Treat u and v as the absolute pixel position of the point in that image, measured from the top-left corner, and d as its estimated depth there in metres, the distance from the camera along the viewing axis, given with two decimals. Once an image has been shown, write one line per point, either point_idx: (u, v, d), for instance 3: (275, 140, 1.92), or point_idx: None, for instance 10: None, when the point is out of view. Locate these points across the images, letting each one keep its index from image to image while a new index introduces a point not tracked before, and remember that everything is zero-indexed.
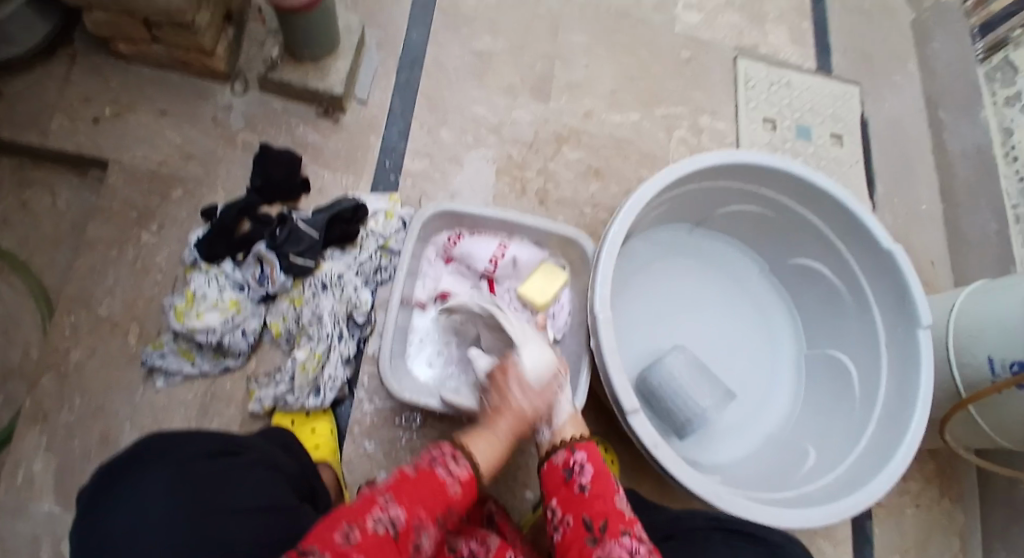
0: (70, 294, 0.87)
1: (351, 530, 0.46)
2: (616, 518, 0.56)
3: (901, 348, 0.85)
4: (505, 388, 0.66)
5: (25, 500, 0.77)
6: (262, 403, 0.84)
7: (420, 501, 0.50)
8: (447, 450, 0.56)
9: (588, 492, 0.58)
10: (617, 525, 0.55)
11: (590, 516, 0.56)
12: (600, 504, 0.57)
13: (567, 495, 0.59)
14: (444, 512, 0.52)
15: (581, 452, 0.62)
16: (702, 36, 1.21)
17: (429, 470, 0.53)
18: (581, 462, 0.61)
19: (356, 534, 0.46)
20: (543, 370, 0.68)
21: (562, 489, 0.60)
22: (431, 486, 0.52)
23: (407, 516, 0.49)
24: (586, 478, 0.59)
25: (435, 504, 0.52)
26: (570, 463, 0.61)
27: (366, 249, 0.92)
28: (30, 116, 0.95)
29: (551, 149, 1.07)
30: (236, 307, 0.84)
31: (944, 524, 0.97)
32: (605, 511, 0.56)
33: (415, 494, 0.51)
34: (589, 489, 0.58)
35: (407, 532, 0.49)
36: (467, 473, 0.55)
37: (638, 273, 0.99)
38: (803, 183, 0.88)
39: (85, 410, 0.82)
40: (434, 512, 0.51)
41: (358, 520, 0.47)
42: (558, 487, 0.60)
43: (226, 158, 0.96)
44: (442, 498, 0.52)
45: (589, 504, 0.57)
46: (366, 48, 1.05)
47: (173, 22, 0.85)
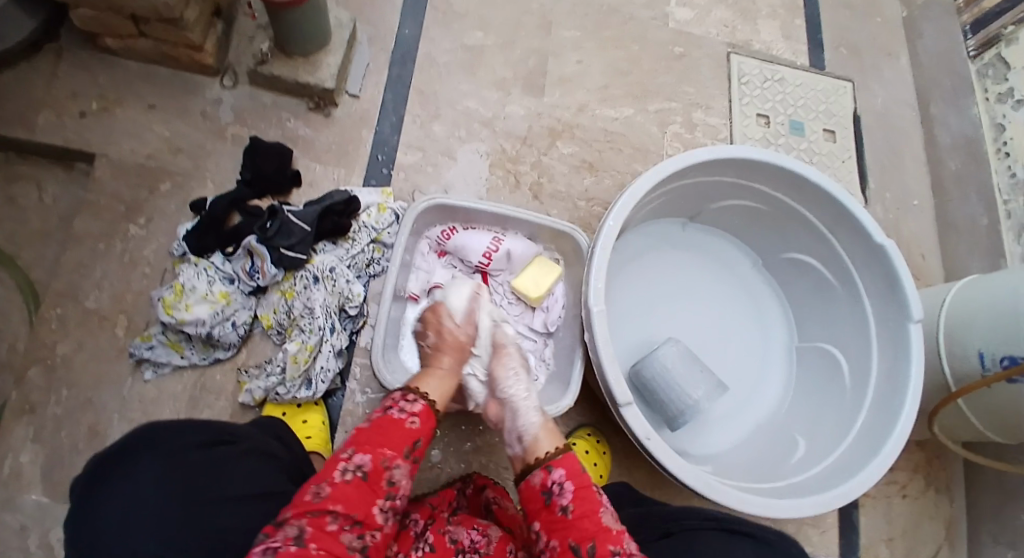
0: (57, 287, 0.85)
1: (320, 487, 0.49)
2: (604, 538, 0.53)
3: (892, 340, 0.85)
4: (437, 323, 0.76)
5: (12, 493, 0.76)
6: (252, 394, 0.83)
7: (383, 443, 0.53)
8: (398, 394, 0.59)
9: (572, 514, 0.55)
10: (606, 544, 0.53)
11: (577, 541, 0.54)
12: (586, 524, 0.54)
13: (549, 518, 0.56)
14: (411, 445, 0.55)
15: (559, 469, 0.57)
16: (695, 32, 1.21)
17: (384, 415, 0.56)
18: (560, 481, 0.57)
19: (326, 489, 0.49)
20: (464, 299, 0.79)
21: (543, 512, 0.56)
22: (390, 428, 0.55)
23: (372, 459, 0.52)
24: (568, 498, 0.55)
25: (400, 440, 0.54)
26: (548, 483, 0.57)
27: (359, 242, 0.91)
28: (16, 108, 0.93)
29: (544, 143, 1.07)
30: (226, 299, 0.83)
31: (930, 513, 0.98)
32: (592, 533, 0.54)
33: (375, 438, 0.54)
34: (573, 511, 0.55)
35: (377, 473, 0.52)
36: (422, 408, 0.58)
37: (632, 266, 0.99)
38: (796, 176, 0.88)
39: (74, 402, 0.81)
40: (400, 448, 0.54)
41: (324, 477, 0.50)
42: (539, 510, 0.57)
43: (216, 151, 0.95)
44: (403, 433, 0.55)
45: (574, 527, 0.54)
46: (358, 41, 1.05)
47: (160, 17, 0.85)
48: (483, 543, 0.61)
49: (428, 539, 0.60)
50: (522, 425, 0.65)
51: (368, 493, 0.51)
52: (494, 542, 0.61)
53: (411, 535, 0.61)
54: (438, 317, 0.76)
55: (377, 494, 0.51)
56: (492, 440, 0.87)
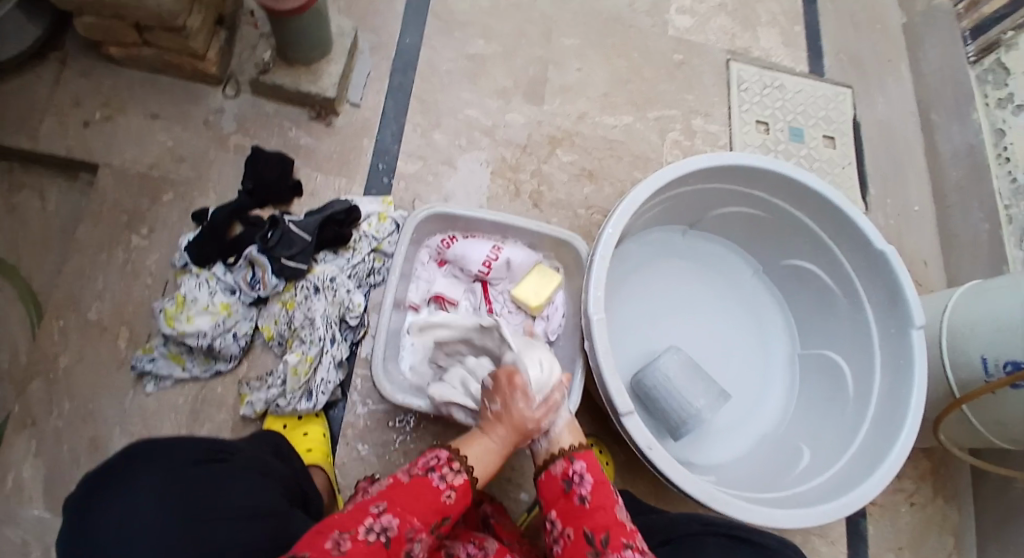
0: (59, 298, 0.86)
1: (342, 538, 0.45)
2: (618, 531, 0.55)
3: (894, 346, 0.85)
4: (509, 397, 0.63)
5: (13, 506, 0.76)
6: (253, 407, 0.83)
7: (413, 509, 0.50)
8: (443, 456, 0.55)
9: (589, 503, 0.57)
10: (619, 537, 0.54)
11: (591, 530, 0.55)
12: (602, 516, 0.56)
13: (566, 507, 0.58)
14: (437, 521, 0.52)
15: (580, 461, 0.60)
16: (695, 39, 1.21)
17: (423, 477, 0.53)
18: (580, 472, 0.59)
19: (347, 542, 0.45)
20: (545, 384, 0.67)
21: (561, 501, 0.58)
22: (425, 494, 0.52)
23: (400, 525, 0.49)
24: (586, 489, 0.58)
25: (429, 513, 0.51)
26: (570, 472, 0.59)
27: (359, 251, 0.91)
28: (19, 120, 0.94)
29: (544, 151, 1.07)
30: (227, 311, 0.83)
31: (938, 523, 0.97)
32: (606, 524, 0.55)
33: (410, 502, 0.51)
34: (590, 501, 0.57)
35: (399, 542, 0.49)
36: (462, 482, 0.55)
37: (632, 274, 0.99)
38: (796, 184, 0.88)
39: (75, 414, 0.81)
40: (428, 522, 0.51)
41: (349, 528, 0.46)
42: (557, 499, 0.59)
43: (217, 161, 0.96)
44: (436, 508, 0.52)
45: (590, 517, 0.56)
46: (360, 52, 1.05)
47: (164, 26, 0.86)
48: None
49: None
50: (549, 421, 0.65)
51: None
52: (493, 553, 0.61)
53: None
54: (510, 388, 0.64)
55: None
56: None
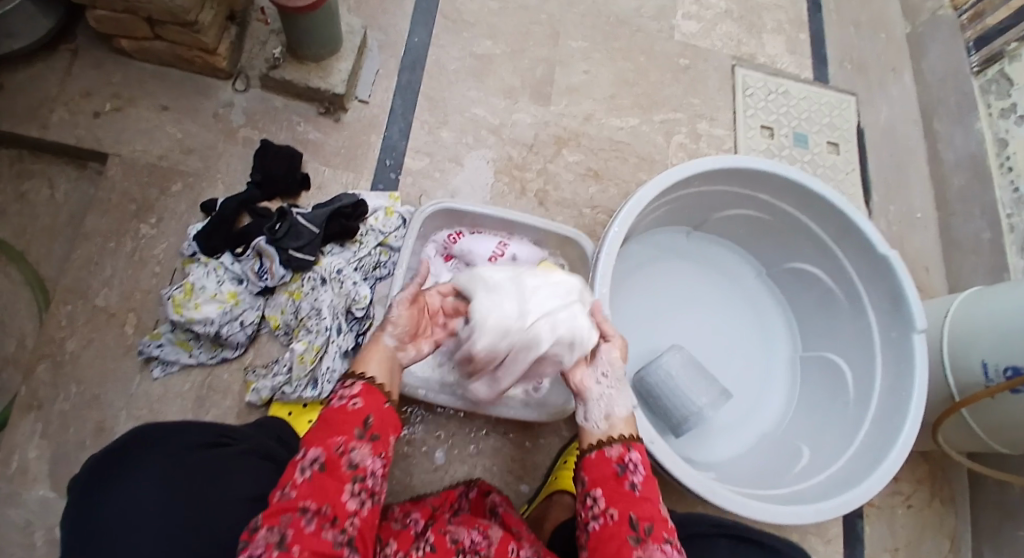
0: (67, 284, 0.86)
1: (285, 490, 0.48)
2: (661, 525, 0.54)
3: (895, 350, 0.85)
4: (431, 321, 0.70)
5: (17, 488, 0.76)
6: (259, 394, 0.83)
7: (331, 431, 0.51)
8: (336, 385, 0.56)
9: (639, 492, 0.55)
10: (661, 531, 0.54)
11: (637, 516, 0.54)
12: (649, 507, 0.55)
13: (616, 489, 0.56)
14: (362, 426, 0.52)
15: (636, 452, 0.59)
16: (701, 44, 1.22)
17: (328, 407, 0.54)
18: (636, 461, 0.58)
19: (292, 490, 0.48)
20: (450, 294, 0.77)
21: (610, 482, 0.57)
22: (332, 416, 0.53)
23: (324, 449, 0.50)
24: (638, 478, 0.57)
25: (346, 423, 0.52)
26: (624, 459, 0.58)
27: (366, 245, 0.91)
28: (32, 108, 0.95)
29: (550, 150, 1.08)
30: (235, 299, 0.84)
31: (934, 526, 0.97)
32: (651, 515, 0.54)
33: (323, 430, 0.51)
34: (640, 490, 0.56)
35: (334, 460, 0.50)
36: (360, 387, 0.55)
37: (635, 273, 0.99)
38: (800, 188, 0.89)
39: (80, 399, 0.81)
40: (350, 430, 0.51)
41: (288, 481, 0.49)
42: (606, 479, 0.57)
43: (226, 153, 0.96)
44: (349, 418, 0.52)
45: (638, 504, 0.55)
46: (369, 48, 1.06)
47: (176, 21, 0.86)
48: (484, 545, 0.61)
49: (429, 540, 0.60)
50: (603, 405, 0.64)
51: (332, 483, 0.49)
52: (495, 543, 0.61)
53: (411, 534, 0.63)
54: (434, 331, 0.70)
55: (342, 481, 0.49)
56: (497, 446, 0.87)
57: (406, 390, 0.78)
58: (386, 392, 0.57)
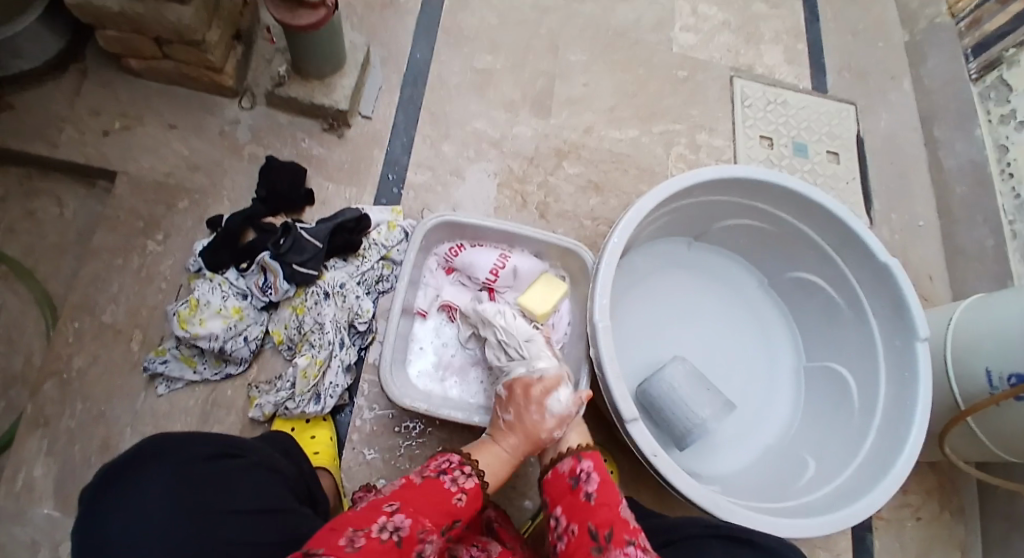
0: (76, 300, 0.88)
1: (356, 535, 0.48)
2: (622, 528, 0.56)
3: (898, 361, 0.85)
4: (523, 407, 0.70)
5: (25, 505, 0.77)
6: (262, 409, 0.84)
7: (427, 512, 0.54)
8: (454, 461, 0.61)
9: (593, 500, 0.59)
10: (623, 533, 0.56)
11: (595, 525, 0.57)
12: (606, 512, 0.58)
13: (572, 503, 0.60)
14: (448, 524, 0.56)
15: (587, 461, 0.64)
16: (700, 56, 1.23)
17: (435, 481, 0.58)
18: (587, 471, 0.63)
19: (362, 539, 0.48)
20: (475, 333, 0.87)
21: (568, 497, 0.61)
22: (438, 496, 0.56)
23: (411, 525, 0.51)
24: (592, 487, 0.61)
25: (441, 514, 0.55)
26: (576, 471, 0.63)
27: (369, 259, 0.93)
28: (41, 128, 0.97)
29: (551, 163, 1.09)
30: (239, 314, 0.85)
31: (945, 537, 0.97)
32: (610, 520, 0.57)
33: (424, 503, 0.55)
34: (595, 498, 0.60)
35: (411, 541, 0.51)
36: (473, 485, 0.60)
37: (638, 285, 1.00)
38: (801, 198, 0.89)
39: (87, 415, 0.82)
40: (439, 524, 0.55)
41: (362, 526, 0.49)
42: (564, 496, 0.62)
43: (231, 170, 0.98)
44: (446, 509, 0.56)
45: (595, 512, 0.58)
46: (371, 64, 1.08)
47: (184, 39, 0.88)
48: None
49: None
50: (557, 422, 0.70)
51: (398, 556, 0.49)
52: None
53: None
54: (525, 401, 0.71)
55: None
56: None
57: (409, 406, 0.77)
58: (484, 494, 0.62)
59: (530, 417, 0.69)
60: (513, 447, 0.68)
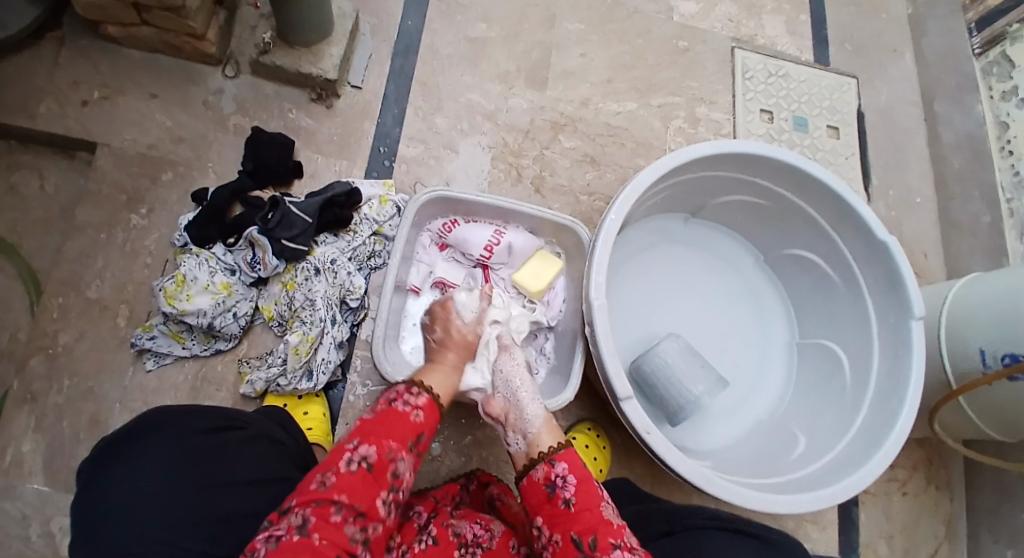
0: (59, 276, 0.85)
1: (325, 476, 0.50)
2: (606, 531, 0.54)
3: (893, 337, 0.85)
4: (444, 320, 0.75)
5: (14, 481, 0.77)
6: (254, 386, 0.83)
7: (388, 434, 0.54)
8: (400, 388, 0.59)
9: (573, 507, 0.56)
10: (607, 538, 0.54)
11: (579, 534, 0.54)
12: (587, 517, 0.55)
13: (551, 512, 0.56)
14: (414, 439, 0.56)
15: (562, 463, 0.59)
16: (700, 27, 1.20)
17: (389, 407, 0.56)
18: (563, 474, 0.58)
19: (332, 478, 0.49)
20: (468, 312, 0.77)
21: (546, 507, 0.57)
22: (396, 420, 0.55)
23: (377, 450, 0.52)
24: (570, 491, 0.57)
25: (404, 432, 0.55)
26: (551, 476, 0.58)
27: (360, 234, 0.91)
28: (18, 97, 0.93)
29: (546, 136, 1.06)
30: (227, 290, 0.83)
31: (930, 508, 0.99)
32: (593, 526, 0.54)
33: (381, 429, 0.54)
34: (575, 504, 0.56)
35: (383, 465, 0.52)
36: (426, 401, 0.59)
37: (633, 261, 0.99)
38: (800, 173, 0.87)
39: (75, 391, 0.81)
40: (405, 440, 0.54)
41: (330, 467, 0.50)
42: (542, 504, 0.58)
43: (217, 142, 0.95)
44: (408, 427, 0.56)
45: (577, 520, 0.55)
46: (360, 33, 1.04)
47: (163, 5, 0.84)
48: (485, 538, 0.61)
49: (431, 533, 0.61)
50: (525, 422, 0.65)
51: (374, 484, 0.51)
52: (496, 538, 0.62)
53: (414, 528, 0.63)
54: (447, 315, 0.77)
55: (383, 485, 0.52)
56: (492, 434, 0.89)
57: (401, 382, 0.76)
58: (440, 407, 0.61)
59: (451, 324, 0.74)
60: (454, 361, 0.70)
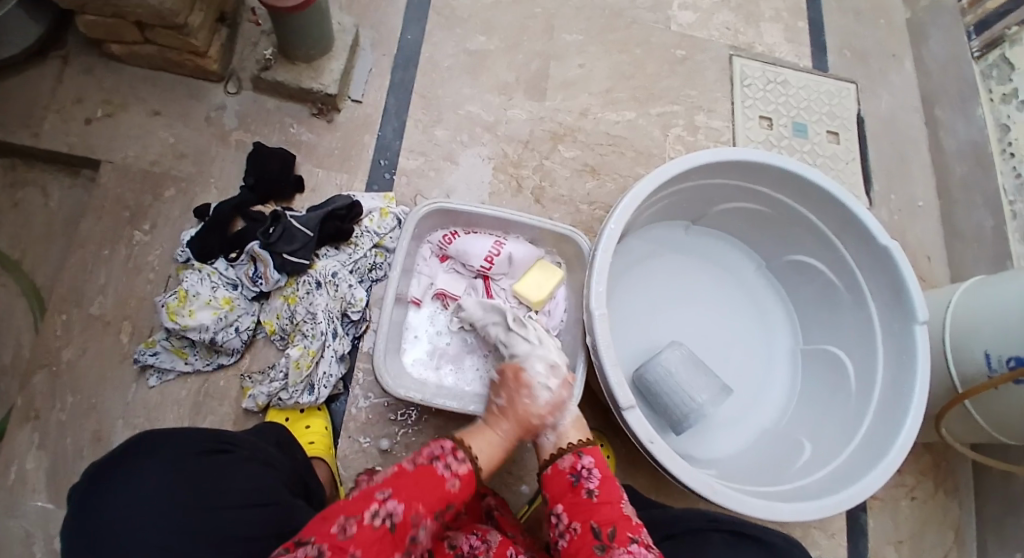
0: (63, 292, 0.86)
1: (348, 523, 0.49)
2: (624, 526, 0.56)
3: (897, 342, 0.84)
4: (514, 392, 0.67)
5: (17, 498, 0.77)
6: (255, 400, 0.83)
7: (419, 497, 0.53)
8: (447, 446, 0.58)
9: (596, 497, 0.58)
10: (625, 531, 0.55)
11: (598, 523, 0.56)
12: (608, 510, 0.57)
13: (573, 500, 0.59)
14: (442, 508, 0.55)
15: (589, 457, 0.62)
16: (698, 35, 1.20)
17: (428, 465, 0.56)
18: (589, 466, 0.61)
19: (354, 527, 0.49)
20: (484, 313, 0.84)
21: (569, 495, 0.60)
22: (431, 482, 0.55)
23: (405, 511, 0.52)
24: (594, 483, 0.60)
25: (434, 498, 0.54)
26: (577, 467, 0.61)
27: (361, 247, 0.91)
28: (22, 116, 0.94)
29: (546, 147, 1.07)
30: (229, 305, 0.84)
31: (938, 516, 0.98)
32: (613, 518, 0.56)
33: (415, 489, 0.53)
34: (598, 495, 0.59)
35: (404, 527, 0.52)
36: (467, 471, 0.57)
37: (634, 269, 0.98)
38: (800, 180, 0.87)
39: (78, 408, 0.81)
40: (432, 507, 0.54)
41: (355, 513, 0.50)
42: (565, 492, 0.60)
43: (219, 157, 0.96)
44: (440, 494, 0.55)
45: (597, 511, 0.57)
46: (361, 48, 1.05)
47: (165, 24, 0.86)
48: (482, 549, 0.61)
49: (427, 545, 0.62)
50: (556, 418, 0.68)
51: (390, 543, 0.51)
52: (493, 548, 0.61)
53: None
54: (518, 386, 0.68)
55: (397, 546, 0.51)
56: None
57: (402, 395, 0.76)
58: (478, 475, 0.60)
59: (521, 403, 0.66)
60: (507, 432, 0.65)
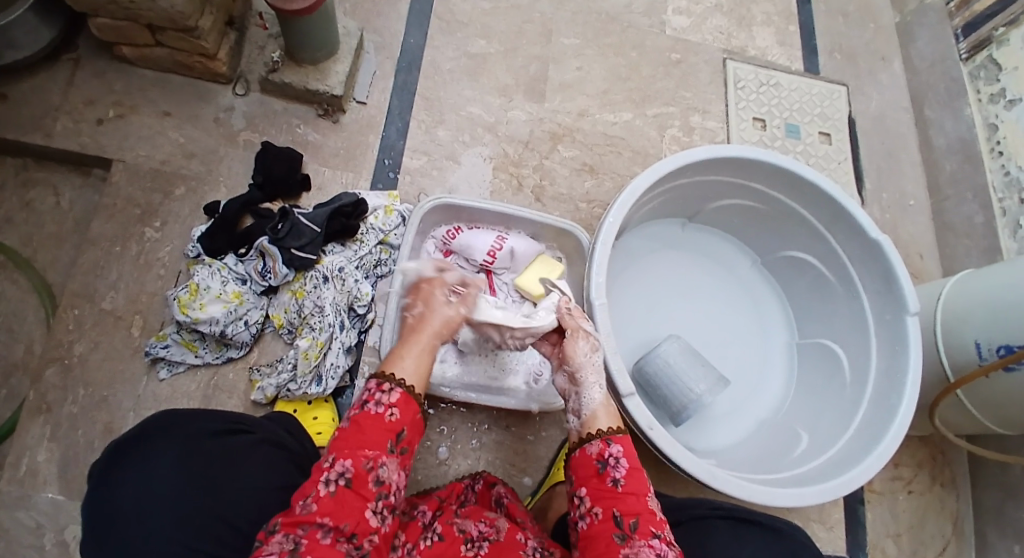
0: (74, 288, 0.88)
1: (307, 501, 0.50)
2: (648, 519, 0.55)
3: (889, 332, 0.87)
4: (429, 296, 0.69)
5: (29, 490, 0.78)
6: (264, 392, 0.85)
7: (364, 443, 0.53)
8: (371, 386, 0.57)
9: (621, 487, 0.56)
10: (648, 525, 0.54)
11: (621, 513, 0.55)
12: (633, 501, 0.55)
13: (598, 486, 0.57)
14: (394, 439, 0.55)
15: (617, 445, 0.59)
16: (692, 39, 1.24)
17: (362, 412, 0.55)
18: (617, 455, 0.58)
19: (312, 503, 0.50)
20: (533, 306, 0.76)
21: (594, 480, 0.57)
22: (367, 427, 0.54)
23: (354, 463, 0.52)
24: (621, 473, 0.57)
25: (380, 436, 0.54)
26: (605, 455, 0.58)
27: (367, 243, 0.93)
28: (34, 118, 0.96)
29: (546, 147, 1.09)
30: (239, 299, 0.86)
31: (936, 507, 1.00)
32: (637, 510, 0.55)
33: (355, 440, 0.53)
34: (623, 485, 0.56)
35: (361, 476, 0.52)
36: (400, 396, 0.56)
37: (632, 266, 1.01)
38: (793, 177, 0.90)
39: (89, 401, 0.83)
40: (382, 445, 0.54)
41: (310, 492, 0.51)
42: (590, 477, 0.57)
43: (228, 156, 0.98)
44: (382, 431, 0.54)
45: (621, 500, 0.55)
46: (365, 51, 1.08)
47: (176, 26, 0.88)
48: (491, 532, 0.64)
49: (437, 530, 0.64)
50: (582, 400, 0.64)
51: (355, 500, 0.51)
52: (502, 532, 0.64)
53: (419, 526, 0.65)
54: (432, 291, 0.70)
55: (365, 498, 0.52)
56: (499, 439, 0.91)
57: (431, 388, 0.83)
58: (419, 399, 0.58)
59: (433, 292, 0.69)
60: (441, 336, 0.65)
